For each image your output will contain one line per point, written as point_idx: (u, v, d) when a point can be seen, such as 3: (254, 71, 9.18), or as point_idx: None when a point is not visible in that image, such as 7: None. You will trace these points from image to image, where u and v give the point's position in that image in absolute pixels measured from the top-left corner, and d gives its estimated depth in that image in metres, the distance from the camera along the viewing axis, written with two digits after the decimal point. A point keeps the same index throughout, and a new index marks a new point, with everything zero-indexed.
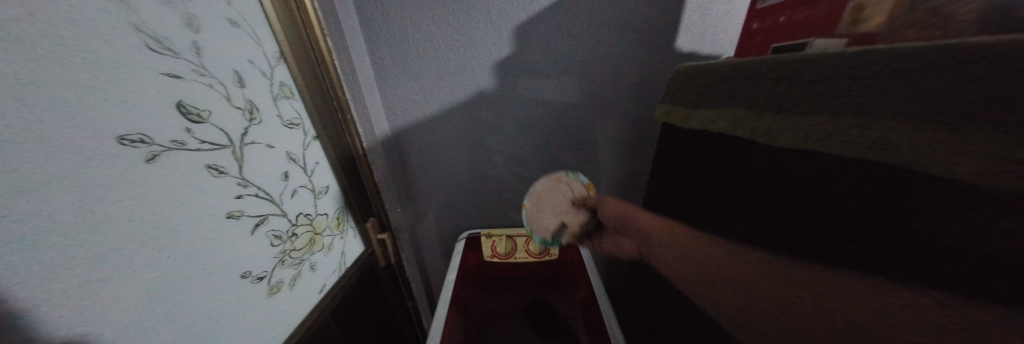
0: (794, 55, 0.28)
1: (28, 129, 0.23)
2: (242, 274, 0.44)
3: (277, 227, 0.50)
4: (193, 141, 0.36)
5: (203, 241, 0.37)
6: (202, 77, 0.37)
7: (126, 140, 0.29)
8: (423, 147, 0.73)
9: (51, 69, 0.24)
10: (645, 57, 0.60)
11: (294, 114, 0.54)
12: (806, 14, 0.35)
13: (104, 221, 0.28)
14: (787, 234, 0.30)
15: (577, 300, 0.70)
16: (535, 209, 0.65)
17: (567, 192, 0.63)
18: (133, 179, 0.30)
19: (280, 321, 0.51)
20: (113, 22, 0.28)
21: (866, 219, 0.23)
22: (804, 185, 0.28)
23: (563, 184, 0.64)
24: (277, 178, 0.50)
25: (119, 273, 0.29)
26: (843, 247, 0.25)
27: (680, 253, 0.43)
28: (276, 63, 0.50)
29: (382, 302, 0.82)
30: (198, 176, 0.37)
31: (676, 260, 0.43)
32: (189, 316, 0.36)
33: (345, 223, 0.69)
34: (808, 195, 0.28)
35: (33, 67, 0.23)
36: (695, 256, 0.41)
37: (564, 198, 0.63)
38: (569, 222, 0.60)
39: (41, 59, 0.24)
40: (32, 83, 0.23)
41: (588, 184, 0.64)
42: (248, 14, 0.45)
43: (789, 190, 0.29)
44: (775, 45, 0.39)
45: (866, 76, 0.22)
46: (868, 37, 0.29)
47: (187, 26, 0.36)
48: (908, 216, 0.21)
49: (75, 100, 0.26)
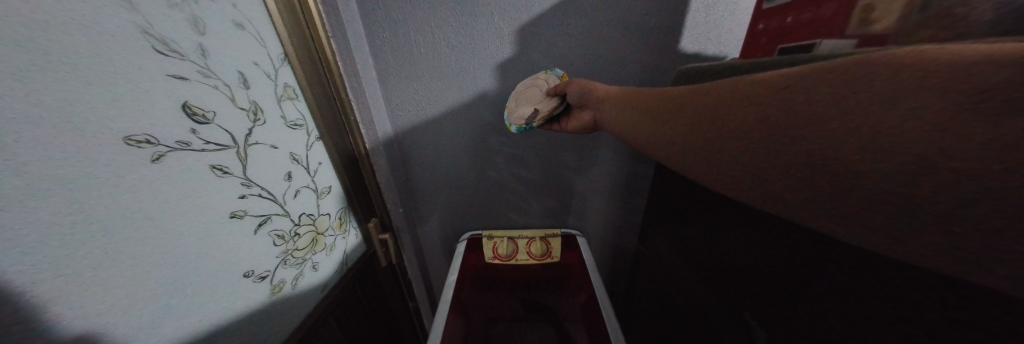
0: (806, 57, 0.27)
1: (31, 131, 0.24)
2: (244, 273, 0.44)
3: (279, 227, 0.50)
4: (198, 142, 0.37)
5: (206, 240, 0.38)
6: (207, 79, 0.38)
7: (133, 141, 0.30)
8: (425, 148, 0.74)
9: (60, 74, 0.25)
10: (649, 58, 0.59)
11: (297, 115, 0.54)
12: (812, 15, 0.34)
13: (113, 221, 0.29)
14: (790, 246, 0.31)
15: (579, 304, 0.68)
16: (513, 107, 0.60)
17: (541, 85, 0.58)
18: (139, 180, 0.31)
19: (281, 322, 0.51)
20: (121, 25, 0.29)
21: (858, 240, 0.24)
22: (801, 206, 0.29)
23: (540, 80, 0.59)
24: (280, 178, 0.51)
25: (122, 273, 0.30)
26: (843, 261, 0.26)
27: (627, 111, 0.39)
28: (280, 65, 0.51)
29: (383, 301, 0.82)
30: (203, 176, 0.37)
31: (621, 119, 0.40)
32: (190, 315, 0.36)
33: (348, 223, 0.70)
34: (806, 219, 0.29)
35: (43, 73, 0.24)
36: (648, 103, 0.36)
37: (539, 91, 0.58)
38: (543, 108, 0.55)
39: (56, 65, 0.25)
40: (47, 88, 0.24)
41: (562, 75, 0.59)
42: (253, 16, 0.45)
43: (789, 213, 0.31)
44: (782, 46, 0.38)
45: None
46: (878, 37, 0.28)
47: (193, 28, 0.36)
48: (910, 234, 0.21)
49: (82, 104, 0.26)
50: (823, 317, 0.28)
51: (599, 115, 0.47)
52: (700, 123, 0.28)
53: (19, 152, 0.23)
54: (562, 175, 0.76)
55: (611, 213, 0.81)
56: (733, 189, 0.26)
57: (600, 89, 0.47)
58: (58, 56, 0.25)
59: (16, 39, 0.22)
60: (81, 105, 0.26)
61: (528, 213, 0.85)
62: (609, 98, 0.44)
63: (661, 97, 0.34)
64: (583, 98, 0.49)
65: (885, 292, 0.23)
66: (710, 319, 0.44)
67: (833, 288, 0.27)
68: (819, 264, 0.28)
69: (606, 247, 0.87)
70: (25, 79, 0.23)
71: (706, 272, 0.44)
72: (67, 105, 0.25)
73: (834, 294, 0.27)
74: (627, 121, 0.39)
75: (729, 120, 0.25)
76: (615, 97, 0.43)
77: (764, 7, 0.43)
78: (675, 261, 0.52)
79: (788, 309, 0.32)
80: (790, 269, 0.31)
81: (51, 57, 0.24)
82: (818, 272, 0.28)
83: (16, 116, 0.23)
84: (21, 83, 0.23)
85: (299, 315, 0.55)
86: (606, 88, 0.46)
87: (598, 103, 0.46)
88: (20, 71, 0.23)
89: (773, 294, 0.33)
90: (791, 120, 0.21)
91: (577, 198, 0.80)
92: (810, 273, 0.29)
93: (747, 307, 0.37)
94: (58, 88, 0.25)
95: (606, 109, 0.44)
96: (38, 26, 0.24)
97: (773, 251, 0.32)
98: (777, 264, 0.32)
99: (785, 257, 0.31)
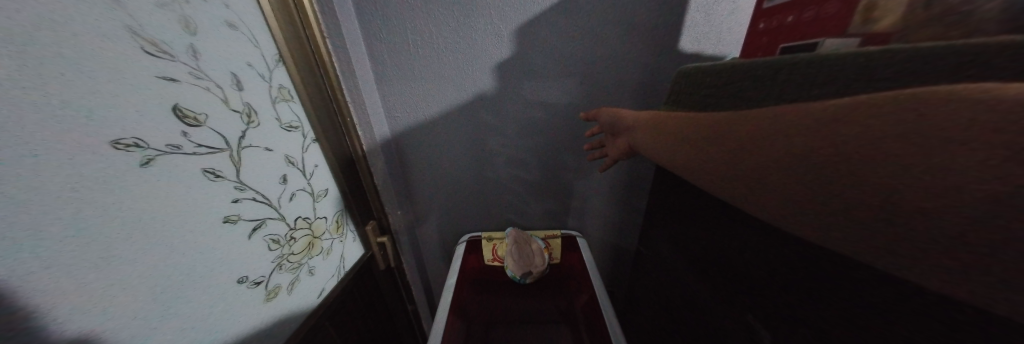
0: (810, 57, 0.27)
1: (10, 132, 0.22)
2: (238, 279, 0.43)
3: (275, 232, 0.49)
4: (189, 145, 0.36)
5: (199, 245, 0.37)
6: (198, 80, 0.37)
7: (121, 145, 0.29)
8: (423, 150, 0.73)
9: (74, 87, 0.26)
10: (649, 58, 0.59)
11: (292, 117, 0.53)
12: (815, 13, 0.34)
13: (103, 226, 0.28)
14: (787, 244, 0.30)
15: (582, 304, 0.66)
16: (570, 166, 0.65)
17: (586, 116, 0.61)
18: (125, 185, 0.29)
19: (278, 327, 0.50)
20: (110, 26, 0.28)
21: None
22: None
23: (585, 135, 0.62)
24: (275, 181, 0.50)
25: (113, 280, 0.29)
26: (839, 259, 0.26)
27: (656, 140, 0.40)
28: (275, 65, 0.50)
29: (382, 304, 0.81)
30: (195, 179, 0.36)
31: (651, 147, 0.41)
32: (187, 321, 0.36)
33: (345, 226, 0.69)
34: None
35: (14, 67, 0.22)
36: (675, 132, 0.37)
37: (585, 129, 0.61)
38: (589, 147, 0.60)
39: (73, 79, 0.26)
40: (69, 101, 0.25)
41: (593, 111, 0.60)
42: (245, 16, 0.44)
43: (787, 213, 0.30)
44: (784, 45, 0.38)
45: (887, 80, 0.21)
46: (881, 37, 0.28)
47: (184, 29, 0.36)
48: None
49: (54, 100, 0.25)
50: (825, 315, 0.27)
51: (629, 141, 0.48)
52: (736, 156, 0.27)
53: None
54: (563, 176, 0.76)
55: (611, 214, 0.81)
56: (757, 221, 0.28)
57: (631, 118, 0.49)
58: (36, 52, 0.23)
59: (40, 57, 0.24)
60: (95, 114, 0.27)
61: (528, 214, 0.84)
62: (638, 125, 0.46)
63: (688, 127, 0.35)
64: (615, 125, 0.52)
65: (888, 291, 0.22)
66: (710, 319, 0.44)
67: (838, 287, 0.26)
68: (824, 267, 0.27)
69: (606, 247, 0.87)
70: (55, 95, 0.25)
71: (705, 272, 0.44)
72: (87, 116, 0.27)
73: (833, 292, 0.27)
74: (657, 148, 0.39)
75: (771, 153, 0.24)
76: (644, 124, 0.45)
77: (764, 6, 0.43)
78: (675, 261, 0.52)
79: (786, 306, 0.32)
80: (791, 270, 0.30)
81: (69, 71, 0.25)
82: (812, 269, 0.28)
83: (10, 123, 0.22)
84: (52, 100, 0.24)
85: (296, 319, 0.55)
86: (636, 115, 0.48)
87: (628, 130, 0.49)
88: (45, 86, 0.24)
89: (772, 292, 0.33)
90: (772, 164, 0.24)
91: (577, 199, 0.80)
92: (807, 270, 0.29)
93: (747, 307, 0.37)
94: (81, 101, 0.26)
95: (637, 135, 0.45)
96: (15, 23, 0.22)
97: (778, 253, 0.32)
98: (781, 264, 0.31)
99: (786, 261, 0.31)
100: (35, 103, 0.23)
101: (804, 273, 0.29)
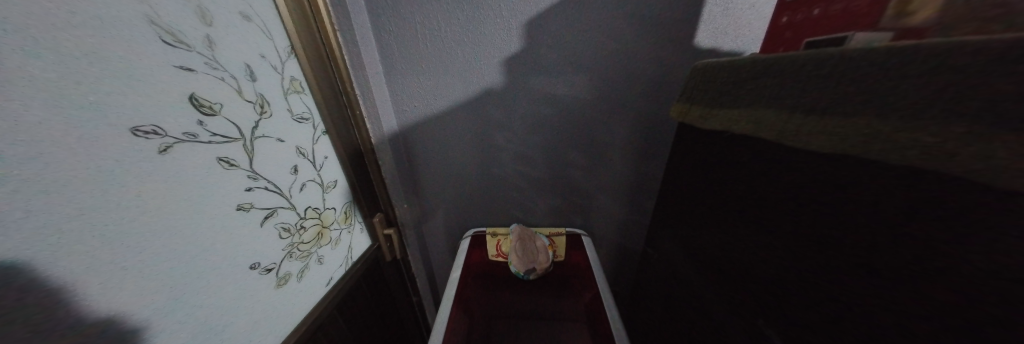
0: (837, 51, 0.25)
1: (27, 114, 0.23)
2: (250, 265, 0.44)
3: (286, 220, 0.51)
4: (205, 134, 0.37)
5: (210, 232, 0.38)
6: (213, 70, 0.38)
7: (140, 132, 0.30)
8: (430, 144, 0.73)
9: (99, 75, 0.27)
10: (662, 53, 0.57)
11: (303, 108, 0.54)
12: (845, 5, 0.32)
13: (122, 209, 0.29)
14: (806, 240, 0.29)
15: (584, 302, 0.65)
16: None
17: None
18: (143, 170, 0.31)
19: (285, 315, 0.51)
20: (129, 16, 0.29)
21: (872, 242, 0.23)
22: (820, 204, 0.27)
23: None
24: (286, 171, 0.51)
25: (130, 261, 0.30)
26: (858, 256, 0.24)
27: None
28: (287, 57, 0.50)
29: (387, 295, 0.83)
30: (209, 168, 0.37)
31: None
32: (202, 304, 0.37)
33: (352, 217, 0.70)
34: (822, 216, 0.27)
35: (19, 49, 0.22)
36: None
37: None
38: None
39: (96, 66, 0.27)
40: (94, 87, 0.27)
41: None
42: (259, 8, 0.45)
43: (806, 207, 0.28)
44: (809, 39, 0.36)
45: (909, 76, 0.20)
46: (915, 32, 0.26)
47: (200, 20, 0.36)
48: (940, 244, 0.20)
49: (70, 86, 0.25)
50: (841, 312, 0.26)
51: None
52: None
53: (10, 137, 0.22)
54: (569, 173, 0.75)
55: (617, 213, 0.80)
56: (821, 252, 0.27)
57: None
58: (47, 37, 0.24)
59: (64, 45, 0.25)
60: (117, 101, 0.28)
61: (533, 211, 0.84)
62: None
63: None
64: None
65: (915, 295, 0.21)
66: (713, 320, 0.43)
67: (856, 281, 0.25)
68: (846, 268, 0.25)
69: (612, 246, 0.86)
70: (78, 83, 0.26)
71: (714, 273, 0.42)
72: (110, 103, 0.28)
73: (851, 283, 0.25)
74: None
75: None
76: None
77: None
78: (681, 261, 0.51)
79: (796, 307, 0.30)
80: (807, 270, 0.29)
81: (91, 59, 0.26)
82: (829, 264, 0.27)
83: (37, 106, 0.24)
84: (78, 87, 0.26)
85: (302, 308, 0.56)
86: None
87: None
88: (72, 74, 0.25)
89: (781, 292, 0.32)
90: (784, 209, 0.31)
91: (584, 196, 0.79)
92: (821, 264, 0.27)
93: (755, 310, 0.35)
94: (106, 87, 0.27)
95: None
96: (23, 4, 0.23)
97: (794, 251, 0.30)
98: (799, 259, 0.30)
99: (803, 261, 0.29)
100: (59, 88, 0.25)
101: (816, 266, 0.28)
